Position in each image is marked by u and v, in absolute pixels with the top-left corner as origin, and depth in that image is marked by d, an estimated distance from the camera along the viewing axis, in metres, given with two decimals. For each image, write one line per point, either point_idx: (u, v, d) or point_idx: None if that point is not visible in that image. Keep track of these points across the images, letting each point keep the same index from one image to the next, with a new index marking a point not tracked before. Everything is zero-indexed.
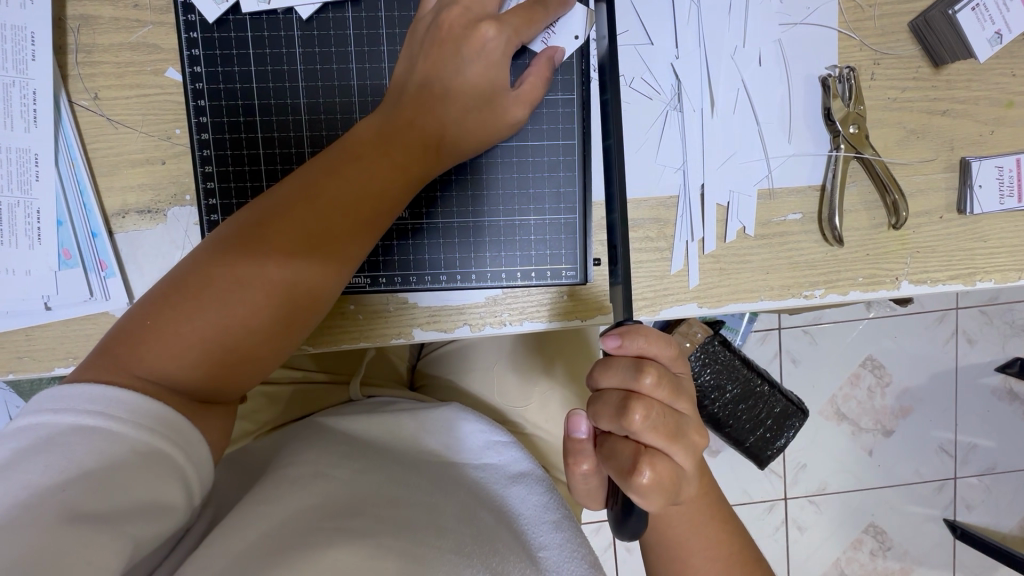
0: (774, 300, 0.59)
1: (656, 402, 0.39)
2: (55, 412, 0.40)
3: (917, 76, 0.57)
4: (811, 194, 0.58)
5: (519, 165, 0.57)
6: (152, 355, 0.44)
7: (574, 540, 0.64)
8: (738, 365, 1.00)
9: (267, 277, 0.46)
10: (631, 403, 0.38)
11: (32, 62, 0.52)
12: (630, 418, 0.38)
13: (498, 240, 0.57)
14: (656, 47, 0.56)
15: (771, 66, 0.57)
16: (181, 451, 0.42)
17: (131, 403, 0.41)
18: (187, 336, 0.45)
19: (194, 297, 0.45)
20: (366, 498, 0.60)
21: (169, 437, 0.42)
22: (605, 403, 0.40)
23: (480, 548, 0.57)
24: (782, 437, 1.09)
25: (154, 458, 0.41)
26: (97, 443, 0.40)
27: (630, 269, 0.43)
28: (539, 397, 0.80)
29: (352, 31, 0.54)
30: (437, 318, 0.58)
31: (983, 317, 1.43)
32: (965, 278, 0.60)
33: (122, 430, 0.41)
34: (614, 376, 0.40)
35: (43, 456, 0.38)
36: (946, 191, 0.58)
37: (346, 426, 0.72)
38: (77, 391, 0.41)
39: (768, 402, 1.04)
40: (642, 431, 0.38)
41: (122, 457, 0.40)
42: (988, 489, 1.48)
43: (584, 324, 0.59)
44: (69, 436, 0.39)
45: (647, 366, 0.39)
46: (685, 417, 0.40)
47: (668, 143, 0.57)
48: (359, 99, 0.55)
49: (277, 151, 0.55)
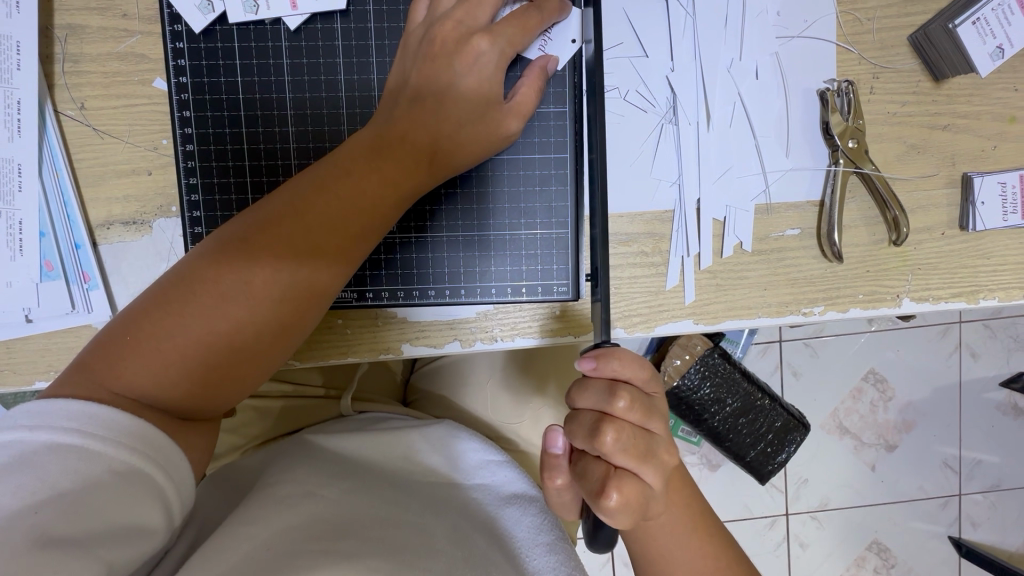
0: (772, 317, 0.58)
1: (628, 424, 0.38)
2: (26, 429, 0.38)
3: (917, 91, 0.56)
4: (809, 210, 0.57)
5: (510, 179, 0.56)
6: (130, 371, 0.43)
7: (568, 562, 0.65)
8: (738, 379, 0.99)
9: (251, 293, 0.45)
10: (603, 425, 0.37)
11: (18, 71, 0.51)
12: (602, 439, 0.37)
13: (488, 255, 0.56)
14: (651, 60, 0.55)
15: (768, 79, 0.56)
16: (162, 471, 0.41)
17: (111, 420, 0.40)
18: (167, 352, 0.43)
19: (176, 311, 0.44)
20: (357, 519, 0.59)
21: (149, 457, 0.40)
22: (578, 424, 0.39)
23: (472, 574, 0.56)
24: (783, 453, 1.07)
25: (134, 478, 0.40)
26: (72, 463, 0.38)
27: (610, 287, 0.42)
28: (533, 413, 0.78)
29: (340, 42, 0.54)
30: (426, 333, 0.57)
31: (986, 331, 1.41)
32: (967, 295, 0.59)
33: (100, 448, 0.39)
34: (588, 397, 0.39)
35: (13, 476, 0.36)
36: (948, 208, 0.57)
37: (336, 443, 0.71)
38: (52, 407, 0.39)
39: (768, 417, 1.02)
40: (613, 453, 0.37)
41: (99, 478, 0.38)
42: (994, 507, 1.45)
43: (577, 341, 0.57)
44: (43, 455, 0.38)
45: (621, 390, 0.38)
46: (656, 438, 0.39)
47: (663, 157, 0.56)
48: (347, 111, 0.54)
49: (263, 162, 0.54)
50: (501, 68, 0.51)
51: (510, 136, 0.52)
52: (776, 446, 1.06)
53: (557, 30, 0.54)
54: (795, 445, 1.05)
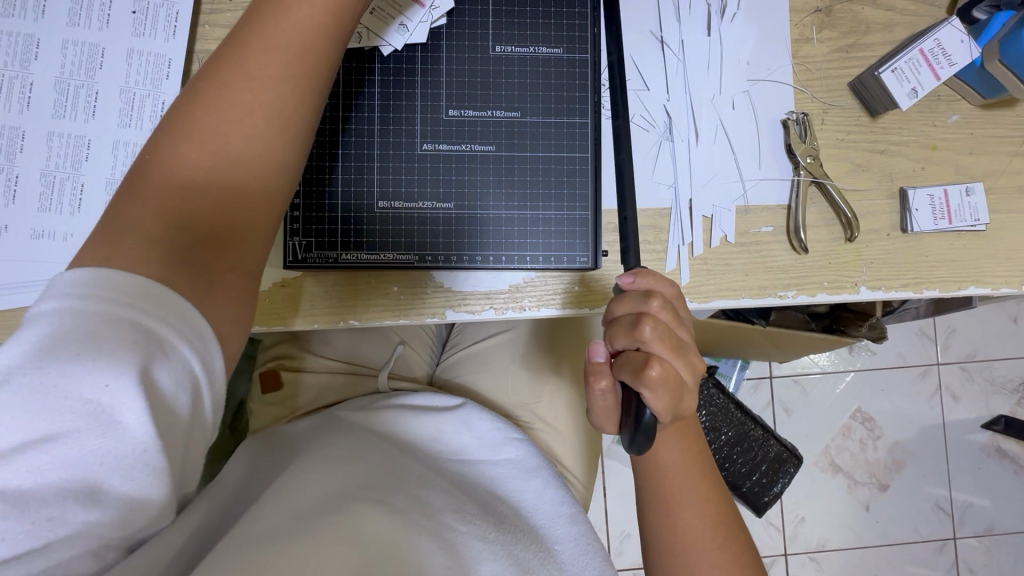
0: (754, 298, 0.70)
1: (662, 320, 0.44)
2: (80, 302, 0.39)
3: (857, 123, 0.72)
4: (779, 212, 0.71)
5: (546, 171, 0.68)
6: (144, 238, 0.44)
7: (589, 535, 0.73)
8: (731, 410, 1.19)
9: (249, 154, 0.49)
10: (642, 320, 0.44)
11: (166, 80, 0.66)
12: (641, 330, 0.43)
13: (524, 229, 0.68)
14: (652, 92, 0.71)
15: (742, 110, 0.72)
16: (203, 357, 0.42)
17: (149, 294, 0.41)
18: (181, 216, 0.46)
19: (183, 174, 0.47)
20: (397, 479, 0.66)
21: (194, 344, 0.42)
22: (618, 324, 0.45)
23: (504, 536, 0.64)
24: (777, 484, 1.26)
25: (183, 361, 0.41)
26: (125, 336, 0.39)
27: (639, 257, 0.59)
28: (548, 395, 0.88)
29: (419, 64, 0.67)
30: (466, 301, 0.68)
31: (963, 373, 1.51)
32: (914, 287, 0.71)
33: (153, 326, 0.40)
34: (626, 302, 0.45)
35: (76, 347, 0.38)
36: (890, 214, 0.71)
37: (368, 422, 0.79)
38: (86, 280, 0.40)
39: (762, 447, 1.23)
40: (651, 340, 0.43)
41: (157, 360, 0.39)
42: (988, 552, 1.49)
43: (593, 311, 0.68)
44: (101, 327, 0.38)
45: (653, 292, 0.45)
46: (686, 340, 0.46)
47: (662, 165, 0.70)
48: (420, 115, 0.67)
49: (352, 152, 0.66)
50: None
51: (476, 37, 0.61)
52: (771, 477, 1.25)
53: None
54: (789, 478, 1.25)
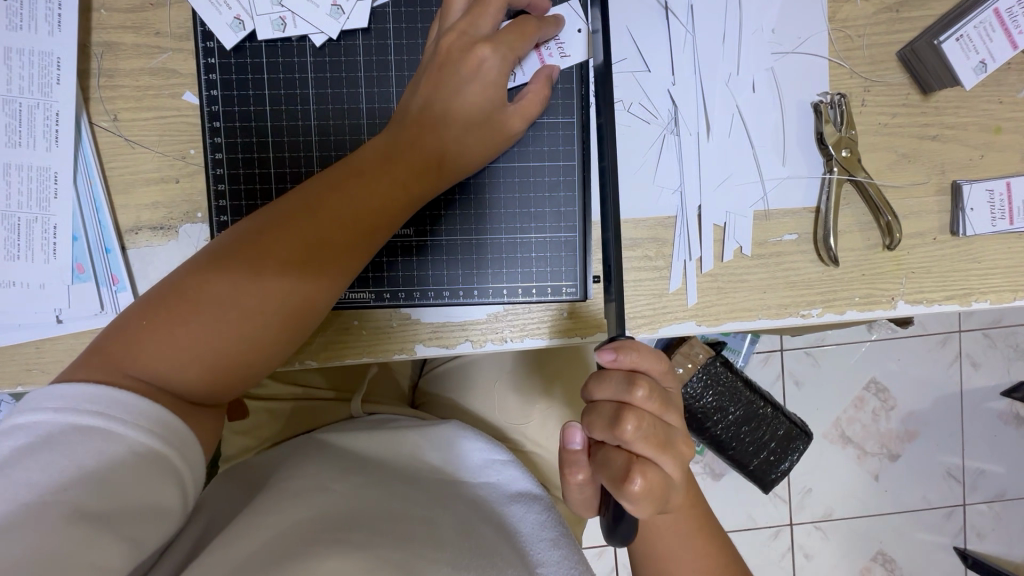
0: (772, 319, 0.60)
1: (647, 413, 0.43)
2: (52, 411, 0.39)
3: (906, 102, 0.59)
4: (805, 216, 0.59)
5: (521, 184, 0.58)
6: (157, 340, 0.43)
7: (574, 560, 0.58)
8: (739, 388, 0.94)
9: (261, 286, 0.46)
10: (624, 414, 0.43)
11: (57, 86, 0.54)
12: (623, 428, 0.42)
13: (500, 257, 0.59)
14: (654, 75, 0.58)
15: (764, 92, 0.59)
16: (179, 453, 0.41)
17: (130, 403, 0.40)
18: (181, 338, 0.44)
19: (200, 281, 0.45)
20: (370, 511, 0.54)
21: (169, 440, 0.41)
22: (599, 414, 0.44)
23: (478, 564, 0.51)
24: (786, 461, 1.02)
25: (154, 460, 0.40)
26: (97, 443, 0.38)
27: (623, 286, 0.47)
28: (541, 414, 0.78)
29: (362, 57, 0.57)
30: (439, 334, 0.58)
31: (986, 340, 1.27)
32: (960, 299, 0.61)
33: (123, 431, 0.39)
34: (608, 389, 0.44)
35: (44, 454, 0.37)
36: (938, 214, 0.60)
37: (343, 441, 0.67)
38: (69, 388, 0.40)
39: (771, 425, 0.99)
40: (634, 440, 0.42)
41: (128, 459, 0.39)
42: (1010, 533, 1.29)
43: (584, 342, 0.59)
44: (76, 435, 0.38)
45: (638, 380, 0.43)
46: (672, 428, 0.44)
47: (665, 165, 0.59)
48: (368, 120, 0.57)
49: (287, 170, 0.57)
50: (504, 75, 0.53)
51: (513, 137, 0.55)
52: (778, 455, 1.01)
53: (562, 29, 0.56)
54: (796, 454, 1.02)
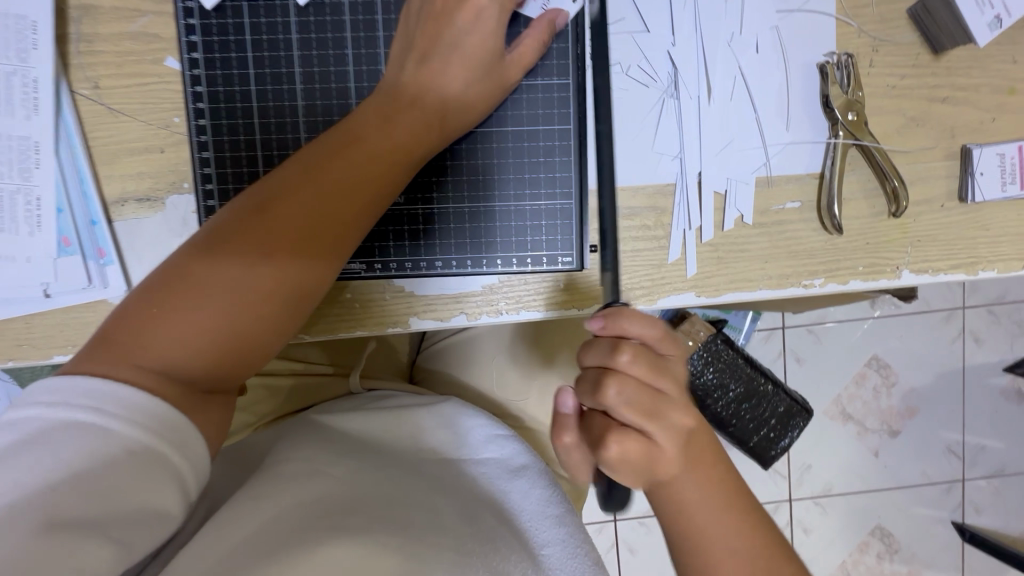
0: (773, 289, 0.58)
1: (632, 379, 0.42)
2: (45, 405, 0.38)
3: (917, 63, 0.57)
4: (809, 182, 0.58)
5: (515, 151, 0.57)
6: (165, 324, 0.42)
7: (578, 536, 0.58)
8: (740, 362, 0.94)
9: (272, 259, 0.44)
10: (606, 379, 0.42)
11: (33, 51, 0.52)
12: (605, 393, 0.42)
13: (494, 224, 0.57)
14: (653, 36, 0.56)
15: (768, 53, 0.57)
16: (177, 451, 0.39)
17: (125, 398, 0.39)
18: (192, 319, 0.42)
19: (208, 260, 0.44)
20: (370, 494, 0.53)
21: (167, 438, 0.39)
22: (584, 380, 0.44)
23: (478, 543, 0.50)
24: (786, 437, 1.01)
25: (151, 460, 0.38)
26: (90, 440, 0.37)
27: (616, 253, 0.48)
28: (539, 389, 0.77)
29: (347, 16, 0.55)
30: (433, 306, 0.57)
31: (988, 316, 1.25)
32: (967, 267, 0.59)
33: (118, 429, 0.38)
34: (595, 354, 0.43)
35: (38, 451, 0.36)
36: (947, 179, 0.58)
37: (342, 424, 0.66)
38: (69, 383, 0.38)
39: (772, 403, 0.97)
40: (614, 405, 0.41)
41: (122, 456, 0.37)
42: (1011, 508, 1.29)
43: (580, 313, 0.58)
44: (70, 432, 0.37)
45: (623, 345, 0.42)
46: (665, 396, 0.42)
47: (665, 131, 0.57)
48: (355, 84, 0.55)
49: (273, 137, 0.55)
50: (502, 23, 0.52)
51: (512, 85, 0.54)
52: (780, 431, 1.00)
53: None
54: (797, 432, 1.01)
